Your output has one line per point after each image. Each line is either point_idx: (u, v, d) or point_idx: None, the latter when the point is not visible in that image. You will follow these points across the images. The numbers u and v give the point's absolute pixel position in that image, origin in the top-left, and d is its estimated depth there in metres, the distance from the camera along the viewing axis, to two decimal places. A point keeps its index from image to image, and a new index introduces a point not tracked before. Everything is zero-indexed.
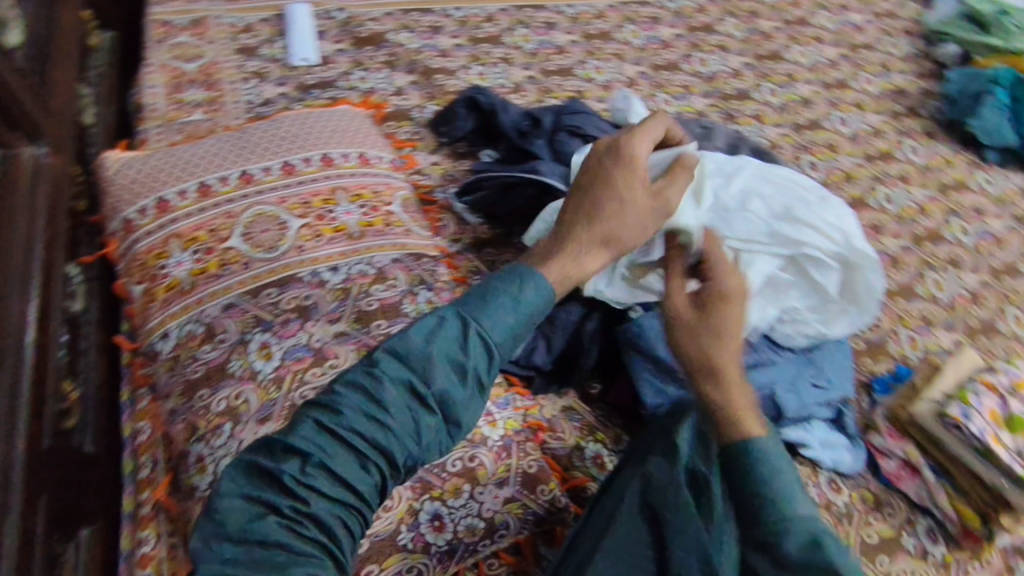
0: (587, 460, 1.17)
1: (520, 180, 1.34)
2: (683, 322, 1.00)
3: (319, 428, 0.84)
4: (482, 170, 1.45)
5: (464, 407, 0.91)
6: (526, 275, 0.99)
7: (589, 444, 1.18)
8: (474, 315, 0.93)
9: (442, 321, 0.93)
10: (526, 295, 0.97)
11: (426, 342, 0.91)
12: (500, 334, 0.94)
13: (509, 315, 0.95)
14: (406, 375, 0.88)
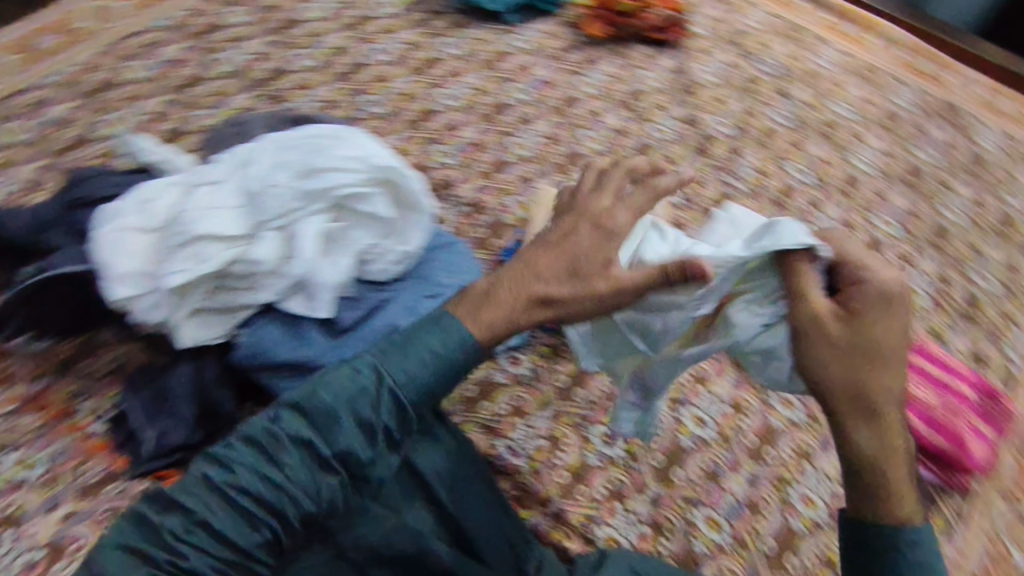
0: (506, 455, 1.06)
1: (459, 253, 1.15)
2: (842, 363, 0.75)
3: (205, 488, 0.74)
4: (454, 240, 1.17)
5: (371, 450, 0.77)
6: (456, 325, 0.81)
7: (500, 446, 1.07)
8: (385, 366, 0.79)
9: (336, 376, 0.78)
10: (444, 353, 0.80)
11: (334, 393, 0.77)
12: (405, 385, 0.79)
13: (418, 371, 0.79)
14: (302, 431, 0.76)
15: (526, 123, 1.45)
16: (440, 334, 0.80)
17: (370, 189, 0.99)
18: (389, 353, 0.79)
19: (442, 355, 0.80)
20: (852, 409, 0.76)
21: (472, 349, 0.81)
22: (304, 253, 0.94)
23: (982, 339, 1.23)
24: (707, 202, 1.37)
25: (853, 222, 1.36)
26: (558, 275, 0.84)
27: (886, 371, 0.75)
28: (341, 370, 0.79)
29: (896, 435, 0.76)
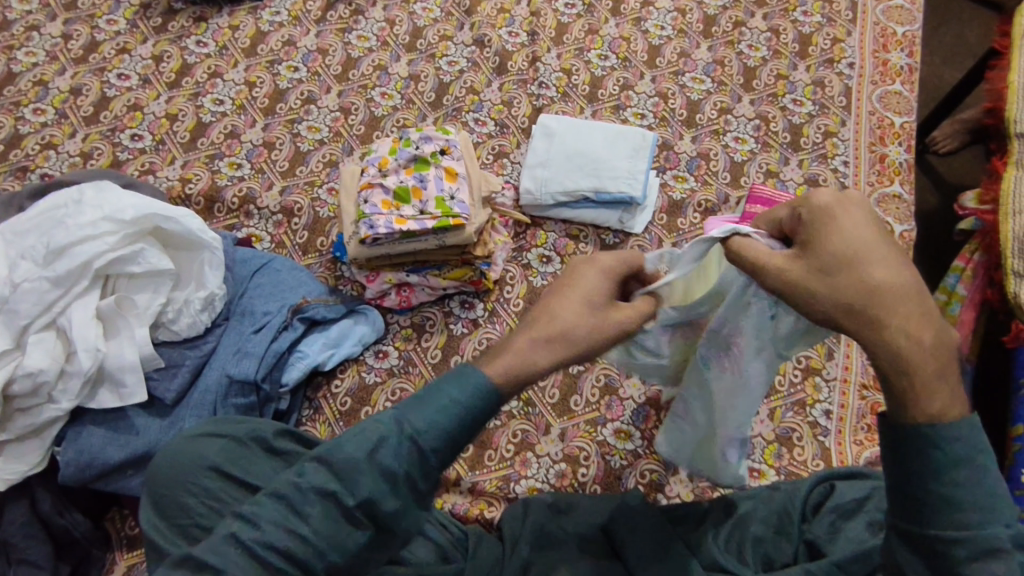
0: None
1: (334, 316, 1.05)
2: (830, 289, 0.60)
3: (234, 550, 0.57)
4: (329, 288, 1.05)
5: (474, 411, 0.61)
6: (477, 373, 0.62)
7: None
8: (406, 418, 0.60)
9: (382, 431, 0.60)
10: (462, 402, 0.61)
11: (367, 449, 0.59)
12: (441, 424, 0.60)
13: (425, 423, 0.60)
14: (332, 489, 0.59)
15: (311, 103, 1.32)
16: (454, 380, 0.61)
17: (134, 247, 0.87)
18: (408, 403, 0.62)
19: (461, 403, 0.61)
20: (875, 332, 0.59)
21: (477, 388, 0.62)
22: (85, 343, 0.83)
23: (811, 161, 1.26)
24: (522, 119, 1.29)
25: (665, 91, 1.33)
26: (579, 309, 0.67)
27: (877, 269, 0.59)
28: (356, 424, 0.62)
29: (907, 332, 0.59)
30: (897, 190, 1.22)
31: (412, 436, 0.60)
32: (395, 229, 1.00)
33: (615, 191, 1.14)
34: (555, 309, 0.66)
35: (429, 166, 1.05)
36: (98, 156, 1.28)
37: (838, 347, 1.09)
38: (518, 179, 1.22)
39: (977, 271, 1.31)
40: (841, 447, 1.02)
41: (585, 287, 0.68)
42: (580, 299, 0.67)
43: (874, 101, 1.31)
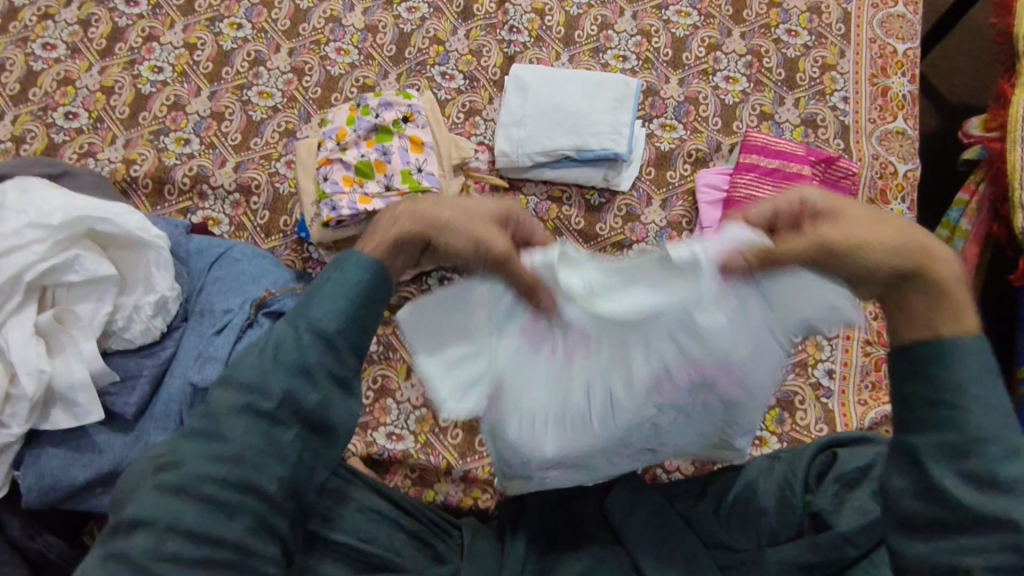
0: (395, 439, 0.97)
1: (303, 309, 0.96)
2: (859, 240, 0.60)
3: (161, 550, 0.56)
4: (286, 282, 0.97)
5: (356, 276, 0.62)
6: (360, 260, 0.63)
7: (381, 436, 0.97)
8: (300, 314, 0.62)
9: (280, 334, 0.61)
10: (352, 285, 0.62)
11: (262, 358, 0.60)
12: (344, 322, 0.62)
13: (321, 311, 0.61)
14: (241, 421, 0.60)
15: (259, 65, 1.20)
16: (335, 271, 0.62)
17: (68, 254, 0.79)
18: (306, 304, 0.62)
19: (355, 288, 0.62)
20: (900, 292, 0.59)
21: (371, 281, 0.63)
22: (26, 365, 0.76)
23: (808, 99, 1.15)
24: (493, 70, 1.17)
25: (647, 29, 1.20)
26: (457, 205, 0.64)
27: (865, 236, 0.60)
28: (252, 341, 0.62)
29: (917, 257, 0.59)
30: (901, 127, 1.13)
31: (307, 326, 0.61)
32: (360, 210, 0.92)
33: (598, 148, 1.05)
34: (444, 204, 0.65)
35: (393, 136, 0.97)
36: (31, 140, 1.17)
37: None
38: (493, 138, 1.12)
39: (983, 203, 1.23)
40: (845, 408, 0.99)
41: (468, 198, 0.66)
42: (462, 203, 0.65)
43: (876, 27, 1.19)
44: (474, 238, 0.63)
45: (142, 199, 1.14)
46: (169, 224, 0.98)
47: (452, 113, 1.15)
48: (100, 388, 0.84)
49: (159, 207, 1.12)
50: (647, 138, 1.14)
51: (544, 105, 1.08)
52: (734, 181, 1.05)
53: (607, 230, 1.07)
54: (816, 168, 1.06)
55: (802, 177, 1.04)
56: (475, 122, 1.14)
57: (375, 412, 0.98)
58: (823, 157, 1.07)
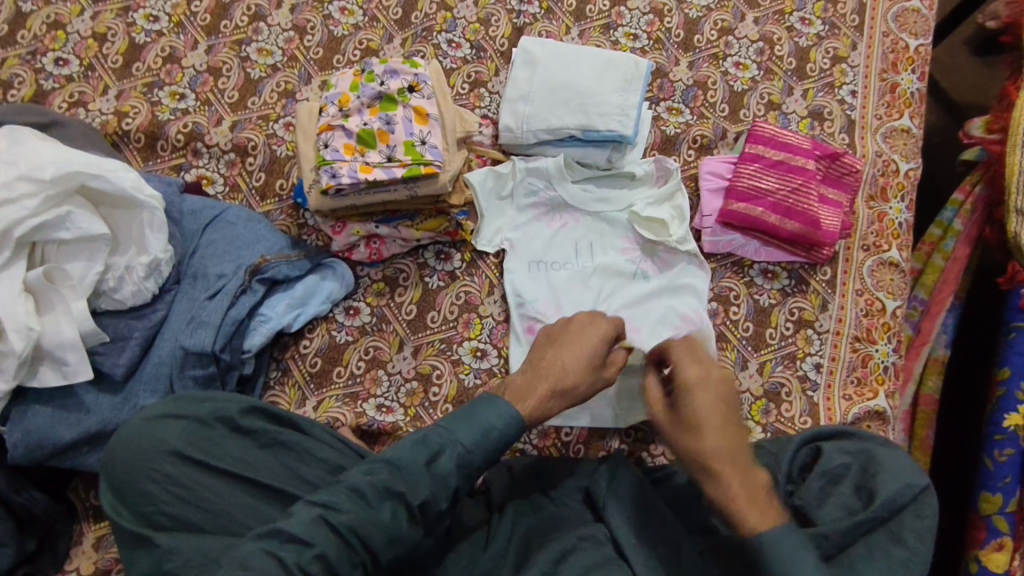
0: (382, 411, 0.96)
1: (298, 277, 0.96)
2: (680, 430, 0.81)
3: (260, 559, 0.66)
4: (285, 246, 0.96)
5: (492, 405, 0.76)
6: (492, 410, 0.75)
7: (370, 406, 0.96)
8: (451, 436, 0.73)
9: (434, 447, 0.73)
10: (496, 427, 0.75)
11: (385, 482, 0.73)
12: (484, 445, 0.74)
13: (467, 438, 0.74)
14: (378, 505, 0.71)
15: (259, 20, 1.16)
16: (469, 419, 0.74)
17: (59, 211, 0.77)
18: (454, 423, 0.75)
19: (490, 429, 0.75)
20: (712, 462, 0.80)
21: (516, 424, 0.76)
22: (14, 322, 0.75)
23: (816, 91, 1.14)
24: (501, 41, 1.14)
25: (660, 8, 1.18)
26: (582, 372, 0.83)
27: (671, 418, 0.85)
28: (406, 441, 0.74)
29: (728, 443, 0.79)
30: (907, 125, 1.13)
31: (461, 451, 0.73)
32: (361, 179, 0.91)
33: (603, 129, 1.03)
34: (566, 358, 0.83)
35: (397, 106, 0.95)
36: (19, 85, 1.13)
37: (832, 298, 1.05)
38: (497, 112, 1.10)
39: (977, 205, 1.23)
40: (830, 402, 1.00)
41: (584, 359, 0.84)
42: (583, 358, 0.84)
43: (890, 20, 1.17)
44: (576, 363, 0.83)
45: (133, 153, 1.11)
46: (163, 182, 0.96)
47: (456, 83, 1.12)
48: (89, 347, 0.83)
49: (151, 163, 1.09)
50: (654, 122, 1.12)
51: (552, 81, 1.06)
52: (738, 171, 1.05)
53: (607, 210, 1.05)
54: (820, 163, 1.06)
55: (806, 171, 1.04)
56: (479, 95, 1.12)
57: (366, 383, 0.97)
58: (828, 152, 1.06)
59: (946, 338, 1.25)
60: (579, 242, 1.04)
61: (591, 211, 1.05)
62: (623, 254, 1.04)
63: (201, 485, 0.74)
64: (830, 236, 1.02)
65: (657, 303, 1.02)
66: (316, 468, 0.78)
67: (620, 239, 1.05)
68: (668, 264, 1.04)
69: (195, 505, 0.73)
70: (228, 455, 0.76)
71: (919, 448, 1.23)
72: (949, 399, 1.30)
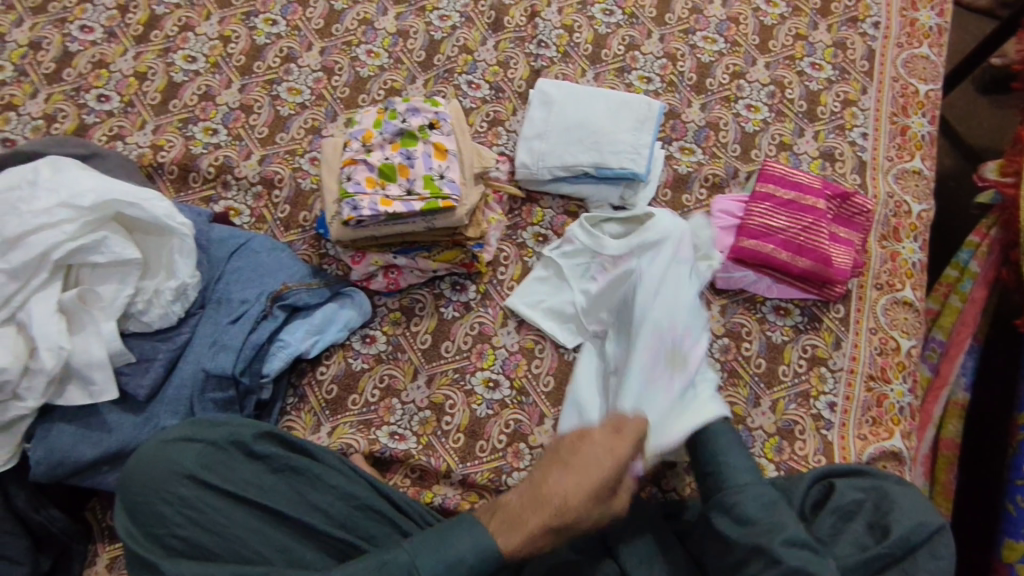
0: (395, 439, 0.97)
1: (317, 304, 0.99)
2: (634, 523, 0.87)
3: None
4: (302, 274, 0.99)
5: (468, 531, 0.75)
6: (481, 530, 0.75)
7: (383, 433, 0.97)
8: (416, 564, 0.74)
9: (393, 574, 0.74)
10: (466, 559, 0.74)
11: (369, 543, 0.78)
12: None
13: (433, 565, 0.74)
14: None
15: (290, 61, 1.22)
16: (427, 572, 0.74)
17: (95, 236, 0.82)
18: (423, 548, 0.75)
19: (458, 558, 0.74)
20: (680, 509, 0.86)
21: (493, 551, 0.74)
22: (46, 341, 0.78)
23: (827, 133, 1.17)
24: (519, 82, 1.19)
25: (673, 52, 1.22)
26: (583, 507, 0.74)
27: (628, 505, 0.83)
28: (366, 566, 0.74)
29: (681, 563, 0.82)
30: (918, 167, 1.14)
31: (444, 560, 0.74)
32: (381, 211, 0.94)
33: (617, 167, 1.06)
34: (567, 491, 0.74)
35: (417, 142, 0.99)
36: (63, 119, 1.19)
37: (846, 336, 1.05)
38: (514, 149, 1.14)
39: (994, 247, 1.22)
40: (844, 441, 0.99)
41: (587, 489, 0.74)
42: (586, 492, 0.74)
43: (899, 66, 1.20)
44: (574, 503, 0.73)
45: (166, 185, 1.16)
46: (193, 213, 1.01)
47: (476, 121, 1.17)
48: (115, 368, 0.86)
49: (182, 193, 1.14)
50: (667, 161, 1.15)
51: (568, 120, 1.10)
52: (749, 209, 1.06)
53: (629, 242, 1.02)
54: (831, 203, 1.07)
55: (817, 210, 1.06)
56: (498, 133, 1.16)
57: (380, 411, 0.99)
58: (839, 192, 1.08)
59: (967, 381, 1.23)
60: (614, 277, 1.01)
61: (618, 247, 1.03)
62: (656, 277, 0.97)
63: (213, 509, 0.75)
64: (841, 274, 1.03)
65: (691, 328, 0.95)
66: (325, 494, 0.79)
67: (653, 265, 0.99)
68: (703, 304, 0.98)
69: (208, 528, 0.74)
70: (239, 480, 0.77)
71: (941, 494, 1.20)
72: (970, 444, 1.27)
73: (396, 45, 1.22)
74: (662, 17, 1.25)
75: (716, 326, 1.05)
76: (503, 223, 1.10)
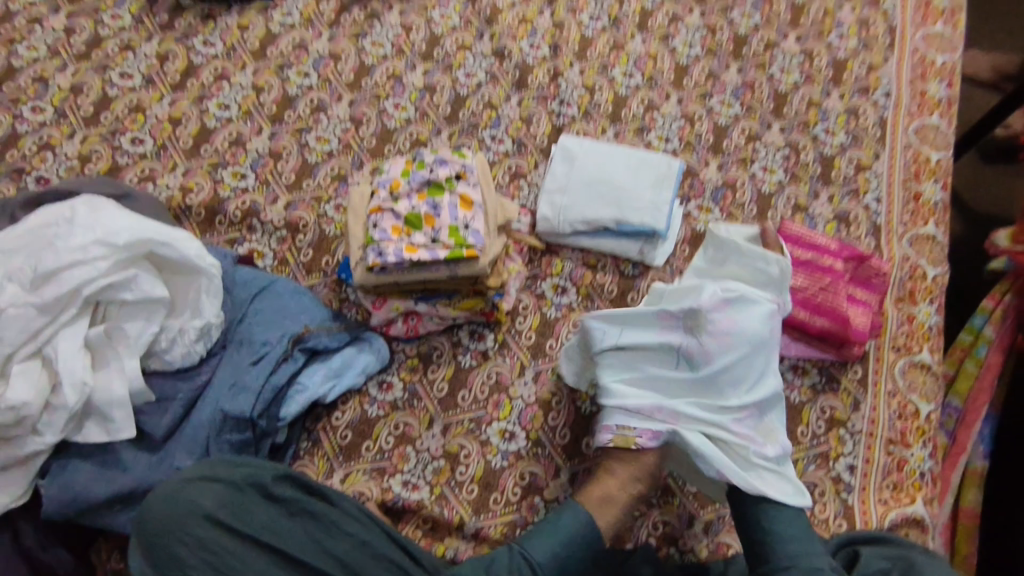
0: (405, 489, 0.95)
1: (337, 347, 0.99)
2: None
3: None
4: (323, 318, 1.00)
5: None
6: None
7: (396, 482, 0.96)
8: None
9: None
10: None
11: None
12: None
13: (541, 551, 0.84)
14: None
15: (321, 112, 1.26)
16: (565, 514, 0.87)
17: (127, 274, 0.83)
18: None
19: None
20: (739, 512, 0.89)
21: None
22: (71, 376, 0.79)
23: (841, 196, 1.19)
24: (541, 138, 1.23)
25: (691, 115, 1.26)
26: None
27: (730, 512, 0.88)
28: None
29: None
30: (931, 232, 1.16)
31: (522, 555, 0.84)
32: (405, 258, 0.95)
33: (637, 222, 1.08)
34: None
35: (443, 192, 1.01)
36: (97, 160, 1.23)
37: (864, 398, 1.04)
38: (535, 203, 1.17)
39: (1007, 314, 1.24)
40: (865, 506, 0.97)
41: None
42: None
43: (910, 134, 1.24)
44: None
45: (192, 226, 1.18)
46: (220, 254, 1.03)
47: (498, 174, 1.20)
48: (135, 406, 0.86)
49: (208, 235, 1.16)
50: (685, 219, 1.17)
51: (588, 177, 1.13)
52: None
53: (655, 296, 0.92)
54: (847, 265, 1.09)
55: (834, 270, 1.07)
56: (519, 186, 1.19)
57: (394, 459, 0.98)
58: (855, 254, 1.09)
59: (984, 449, 1.21)
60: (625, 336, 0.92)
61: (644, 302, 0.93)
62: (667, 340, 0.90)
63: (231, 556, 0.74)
64: (859, 335, 1.03)
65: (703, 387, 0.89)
66: (343, 542, 0.77)
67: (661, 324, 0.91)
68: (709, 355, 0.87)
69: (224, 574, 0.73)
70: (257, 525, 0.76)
71: (963, 565, 1.16)
72: (990, 514, 1.25)
73: (422, 100, 1.27)
74: (680, 82, 1.29)
75: None
76: (523, 274, 1.11)
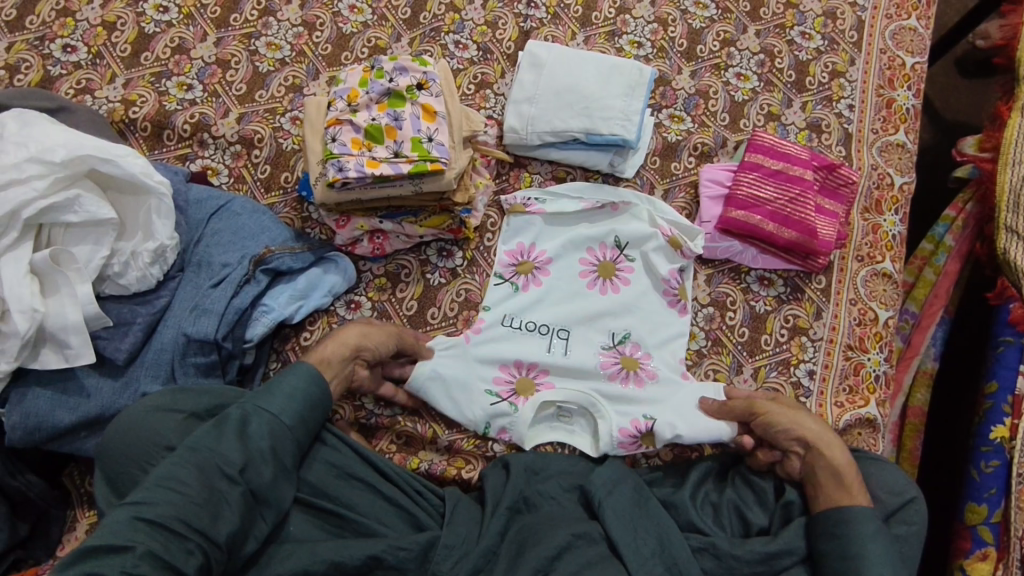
0: (372, 406, 0.99)
1: (298, 269, 0.97)
2: (810, 430, 0.89)
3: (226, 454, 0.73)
4: (282, 239, 0.96)
5: None
6: None
7: (365, 399, 0.99)
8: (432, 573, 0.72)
9: (281, 433, 0.77)
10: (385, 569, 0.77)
11: (270, 439, 0.76)
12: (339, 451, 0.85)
13: (282, 407, 0.78)
14: (169, 469, 0.70)
15: (269, 15, 1.16)
16: (295, 374, 0.81)
17: (68, 194, 0.79)
18: (301, 415, 0.80)
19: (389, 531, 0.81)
20: (851, 486, 0.85)
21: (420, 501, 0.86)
22: (20, 302, 0.76)
23: (815, 104, 1.16)
24: (507, 44, 1.16)
25: (665, 17, 1.20)
26: None
27: (797, 414, 0.92)
28: (268, 438, 0.76)
29: (837, 454, 0.87)
30: (901, 139, 1.16)
31: (242, 423, 0.76)
32: (367, 173, 0.92)
33: (607, 133, 1.05)
34: None
35: (405, 102, 0.96)
36: (26, 71, 1.13)
37: (826, 307, 1.06)
38: (502, 113, 1.12)
39: (969, 221, 1.25)
40: (822, 408, 1.02)
41: None
42: None
43: (887, 38, 1.20)
44: None
45: (139, 142, 1.11)
46: (170, 171, 0.97)
47: (461, 82, 1.14)
48: (92, 332, 0.84)
49: (157, 151, 1.10)
50: (656, 129, 1.14)
51: (558, 86, 1.08)
52: (738, 178, 1.06)
53: (544, 263, 1.05)
54: (817, 174, 1.08)
55: (804, 181, 1.06)
56: (485, 95, 1.13)
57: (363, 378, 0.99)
58: (825, 163, 1.09)
59: (935, 351, 1.25)
60: (591, 240, 1.06)
61: (572, 360, 1.00)
62: (569, 363, 1.00)
63: (194, 473, 0.71)
64: (825, 246, 1.04)
65: (625, 360, 1.01)
66: (289, 456, 0.78)
67: (532, 314, 1.02)
68: (627, 283, 1.05)
69: (202, 496, 0.70)
70: (197, 443, 0.73)
71: (909, 460, 1.22)
72: (935, 410, 1.31)
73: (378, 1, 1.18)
74: None
75: (701, 296, 1.06)
76: (491, 188, 1.08)
